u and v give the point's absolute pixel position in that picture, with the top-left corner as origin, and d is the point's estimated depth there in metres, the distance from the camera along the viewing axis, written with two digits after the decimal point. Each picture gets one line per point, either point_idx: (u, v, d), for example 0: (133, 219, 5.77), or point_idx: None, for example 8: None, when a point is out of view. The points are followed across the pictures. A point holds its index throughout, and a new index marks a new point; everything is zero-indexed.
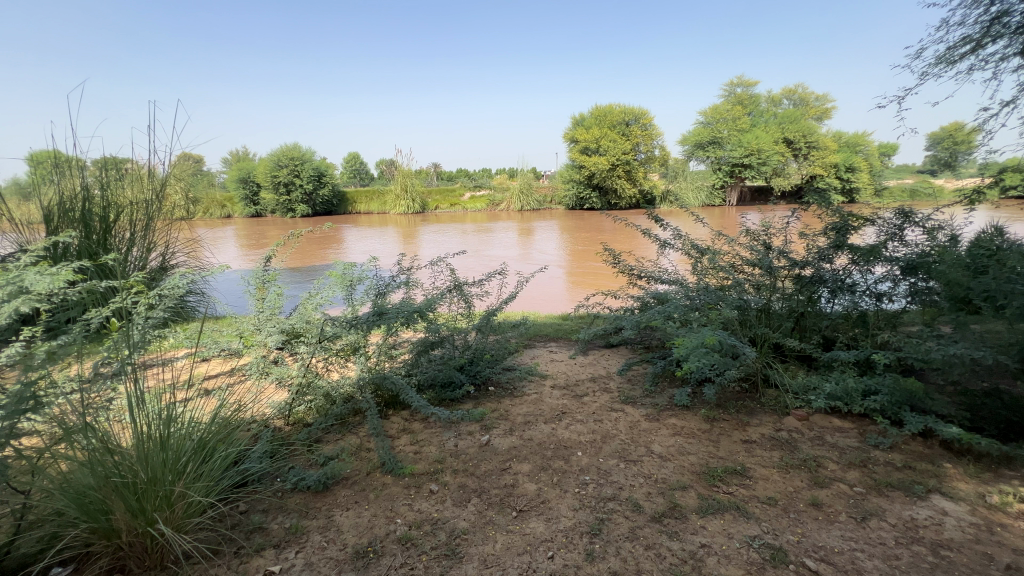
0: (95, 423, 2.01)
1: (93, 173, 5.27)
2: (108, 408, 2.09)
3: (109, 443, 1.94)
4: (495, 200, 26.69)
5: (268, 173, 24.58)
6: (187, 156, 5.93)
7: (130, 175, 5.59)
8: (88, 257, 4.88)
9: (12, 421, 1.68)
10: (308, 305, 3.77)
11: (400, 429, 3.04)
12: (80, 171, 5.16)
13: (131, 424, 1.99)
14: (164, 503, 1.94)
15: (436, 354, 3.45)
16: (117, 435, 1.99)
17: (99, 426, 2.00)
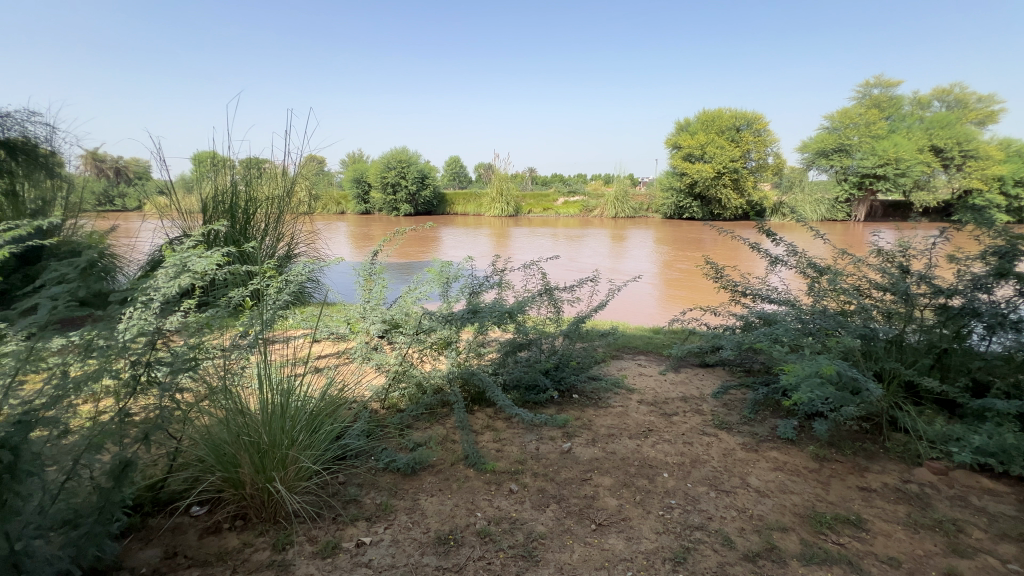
0: (231, 387, 2.32)
1: (240, 171, 6.16)
2: (241, 375, 2.39)
3: (241, 406, 2.23)
4: (590, 207, 26.43)
5: (378, 174, 26.70)
6: (313, 157, 6.69)
7: (268, 174, 6.42)
8: (232, 243, 5.69)
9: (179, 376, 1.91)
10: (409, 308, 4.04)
11: (484, 425, 3.13)
12: (231, 170, 6.08)
13: (258, 391, 2.27)
14: (280, 465, 2.18)
15: (522, 356, 3.50)
16: (248, 400, 2.28)
17: (234, 390, 2.30)
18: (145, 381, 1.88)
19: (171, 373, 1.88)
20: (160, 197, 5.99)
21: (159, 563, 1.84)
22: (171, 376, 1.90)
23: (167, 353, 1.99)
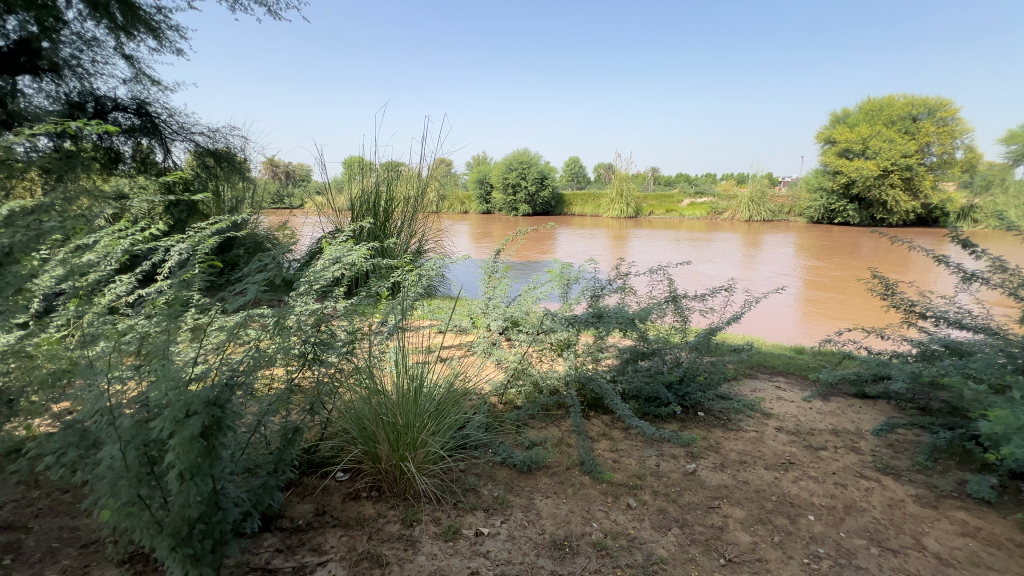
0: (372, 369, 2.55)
1: (383, 174, 6.83)
2: (380, 360, 2.62)
3: (380, 387, 2.44)
4: (718, 209, 24.48)
5: (501, 175, 27.81)
6: (444, 160, 7.15)
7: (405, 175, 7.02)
8: (374, 239, 6.34)
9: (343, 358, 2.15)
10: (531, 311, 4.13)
11: (600, 433, 3.05)
12: (375, 172, 6.77)
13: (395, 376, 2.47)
14: (411, 446, 2.35)
15: (643, 366, 3.35)
16: (386, 383, 2.50)
17: (375, 372, 2.53)
18: (312, 358, 2.08)
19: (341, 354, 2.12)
20: (319, 197, 6.91)
21: (312, 518, 2.10)
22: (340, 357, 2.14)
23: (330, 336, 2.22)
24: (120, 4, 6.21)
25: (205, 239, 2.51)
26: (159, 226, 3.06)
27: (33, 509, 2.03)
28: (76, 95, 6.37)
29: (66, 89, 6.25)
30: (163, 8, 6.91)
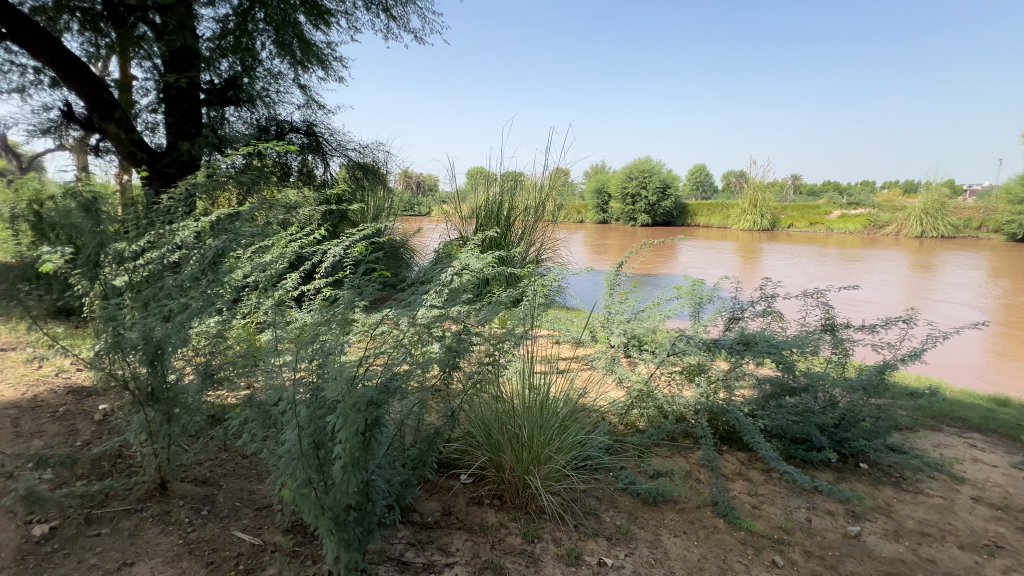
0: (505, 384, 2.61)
1: (501, 184, 7.04)
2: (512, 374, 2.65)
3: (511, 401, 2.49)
4: (878, 221, 21.05)
5: (620, 185, 27.28)
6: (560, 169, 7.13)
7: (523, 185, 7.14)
8: (496, 247, 6.56)
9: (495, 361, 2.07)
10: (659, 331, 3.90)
11: (735, 472, 2.75)
12: (493, 183, 7.02)
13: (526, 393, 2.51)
14: (536, 460, 2.35)
15: (789, 402, 2.98)
16: (516, 397, 2.54)
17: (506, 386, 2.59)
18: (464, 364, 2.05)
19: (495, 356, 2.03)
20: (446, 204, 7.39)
21: (440, 517, 2.19)
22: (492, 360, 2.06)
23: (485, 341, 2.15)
24: (299, 42, 7.30)
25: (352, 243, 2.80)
26: (321, 230, 3.54)
27: (223, 469, 2.42)
28: (264, 120, 7.68)
29: (257, 115, 7.61)
30: (331, 43, 8.01)
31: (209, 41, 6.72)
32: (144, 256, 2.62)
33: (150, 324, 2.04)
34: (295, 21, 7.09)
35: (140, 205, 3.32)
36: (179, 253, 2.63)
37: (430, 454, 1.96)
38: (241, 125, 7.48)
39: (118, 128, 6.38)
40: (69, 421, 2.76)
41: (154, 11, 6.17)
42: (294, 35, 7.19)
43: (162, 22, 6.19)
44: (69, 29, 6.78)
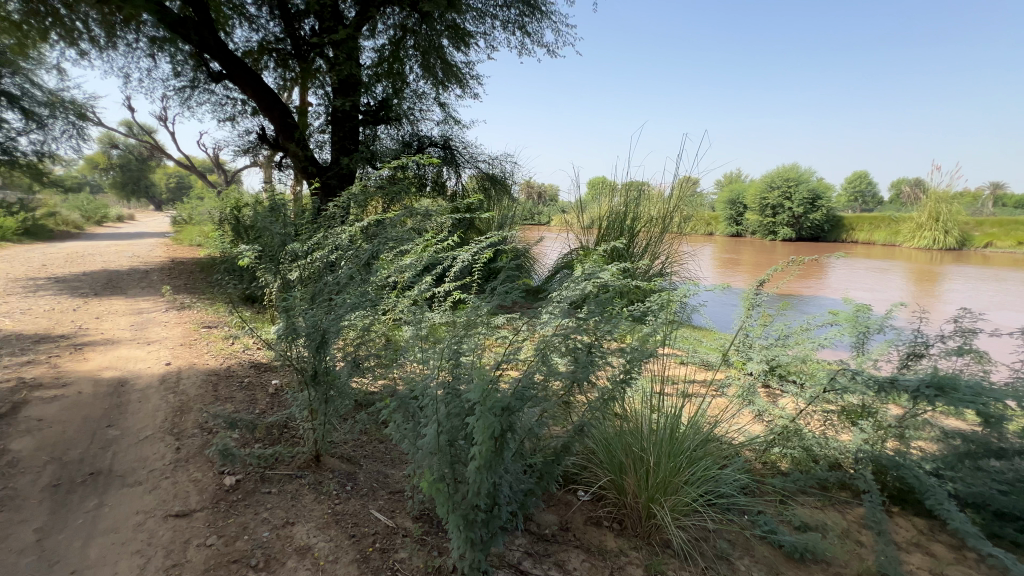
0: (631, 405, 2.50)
1: (621, 195, 6.77)
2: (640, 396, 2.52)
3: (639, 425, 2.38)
4: None
5: (758, 195, 24.85)
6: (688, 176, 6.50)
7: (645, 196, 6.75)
8: (619, 258, 6.35)
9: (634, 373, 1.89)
10: (811, 362, 3.37)
11: (911, 542, 2.26)
12: (613, 193, 6.81)
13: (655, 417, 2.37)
14: (662, 489, 2.20)
15: (993, 466, 2.38)
16: (644, 421, 2.41)
17: (633, 409, 2.48)
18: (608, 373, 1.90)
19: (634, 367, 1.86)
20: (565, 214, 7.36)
21: (557, 531, 2.16)
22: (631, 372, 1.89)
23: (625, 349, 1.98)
24: (442, 64, 7.97)
25: (481, 249, 2.90)
26: (451, 235, 3.72)
27: (364, 451, 2.69)
28: (408, 136, 8.50)
29: (403, 132, 8.43)
30: (470, 63, 8.58)
31: (369, 69, 7.73)
32: (312, 257, 3.04)
33: (317, 317, 2.33)
34: (440, 46, 7.77)
35: (309, 212, 3.84)
36: (337, 254, 2.99)
37: (555, 467, 1.93)
38: (390, 141, 8.35)
39: (298, 147, 7.58)
40: (251, 390, 3.31)
41: (329, 47, 7.23)
42: (438, 58, 7.87)
43: (334, 55, 7.20)
44: (268, 67, 8.25)
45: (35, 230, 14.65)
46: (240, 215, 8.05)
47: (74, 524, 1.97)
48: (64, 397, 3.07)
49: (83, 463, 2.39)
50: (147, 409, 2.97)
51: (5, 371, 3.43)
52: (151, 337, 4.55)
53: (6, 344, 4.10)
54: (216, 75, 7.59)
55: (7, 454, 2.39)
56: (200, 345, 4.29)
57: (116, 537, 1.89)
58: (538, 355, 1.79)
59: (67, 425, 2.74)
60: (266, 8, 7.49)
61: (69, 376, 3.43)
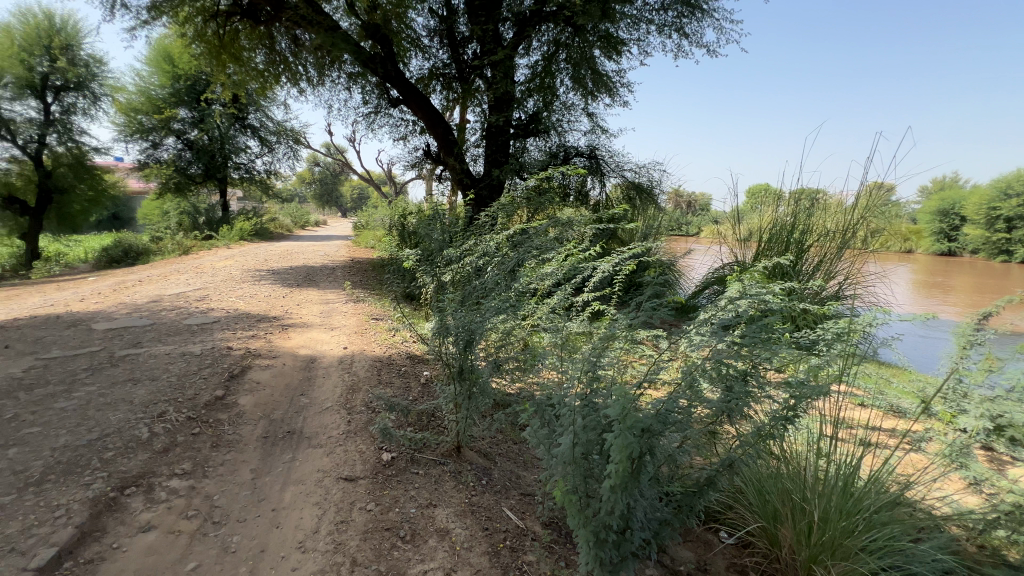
0: (795, 451, 2.17)
1: (787, 204, 5.94)
2: (806, 440, 2.19)
3: (803, 474, 2.08)
4: None
5: (984, 205, 19.67)
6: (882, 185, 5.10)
7: (821, 206, 5.71)
8: (781, 276, 5.58)
9: (795, 410, 1.64)
10: None
11: None
12: (777, 202, 6.02)
13: (824, 467, 2.04)
14: (829, 550, 1.88)
15: None
16: (809, 470, 2.08)
17: (796, 455, 2.16)
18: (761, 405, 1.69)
19: (797, 402, 1.61)
20: (716, 225, 6.65)
21: (694, 570, 2.01)
22: (790, 408, 1.64)
23: (787, 380, 1.72)
24: (592, 75, 8.00)
25: (623, 260, 2.80)
26: (592, 244, 3.68)
27: (498, 449, 2.82)
28: (555, 147, 8.70)
29: (550, 143, 8.68)
30: (621, 71, 8.47)
31: (522, 84, 8.07)
32: (463, 262, 3.29)
33: (465, 319, 2.51)
34: (591, 57, 7.82)
35: (462, 220, 4.17)
36: (484, 260, 3.19)
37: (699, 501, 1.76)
38: (537, 152, 8.64)
39: (456, 161, 8.34)
40: (407, 378, 3.72)
41: (488, 68, 7.81)
42: (589, 69, 7.93)
43: (492, 75, 7.74)
44: (436, 91, 9.22)
45: (262, 231, 18.63)
46: (406, 222, 9.14)
47: (275, 470, 2.43)
48: (273, 367, 3.83)
49: (283, 422, 2.94)
50: (329, 384, 3.55)
51: (239, 342, 4.41)
52: (334, 324, 5.43)
53: (240, 320, 5.27)
54: (395, 101, 8.74)
55: (236, 407, 3.06)
56: (369, 334, 4.97)
57: (303, 488, 2.28)
58: (683, 378, 1.66)
59: (275, 390, 3.40)
60: (438, 38, 8.40)
61: (278, 350, 4.27)
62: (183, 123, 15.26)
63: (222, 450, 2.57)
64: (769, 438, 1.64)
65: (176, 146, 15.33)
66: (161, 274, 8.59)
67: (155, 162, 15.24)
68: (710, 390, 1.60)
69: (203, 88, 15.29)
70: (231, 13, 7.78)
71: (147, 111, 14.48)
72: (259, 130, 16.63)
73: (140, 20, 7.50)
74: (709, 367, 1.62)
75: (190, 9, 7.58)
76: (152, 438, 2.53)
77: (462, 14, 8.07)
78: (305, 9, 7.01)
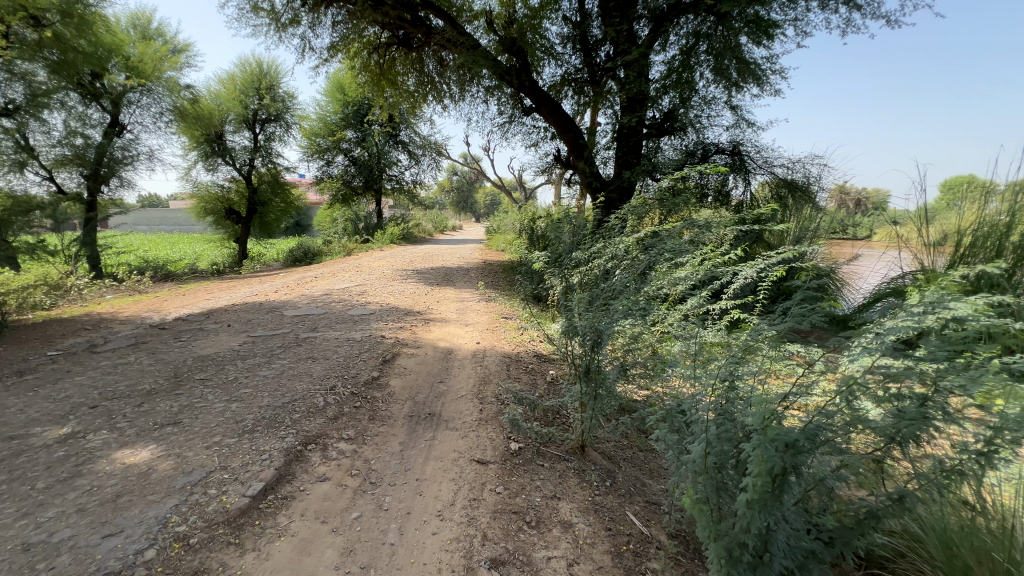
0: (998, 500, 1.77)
1: (1003, 198, 4.60)
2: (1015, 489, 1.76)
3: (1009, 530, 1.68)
4: None
5: None
6: None
7: None
8: (986, 288, 4.49)
9: (999, 449, 1.34)
10: None
11: None
12: (988, 197, 4.68)
13: None
14: None
15: None
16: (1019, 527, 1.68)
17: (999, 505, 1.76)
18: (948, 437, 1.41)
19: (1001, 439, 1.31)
20: (893, 228, 5.30)
21: None
22: (991, 445, 1.34)
23: (988, 411, 1.41)
24: (738, 64, 7.37)
25: (770, 266, 2.54)
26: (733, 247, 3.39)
27: (623, 453, 2.78)
28: (692, 144, 8.21)
29: (687, 141, 8.21)
30: (772, 57, 7.67)
31: (657, 81, 7.73)
32: (591, 265, 3.32)
33: (593, 319, 2.53)
34: (737, 44, 7.21)
35: (591, 223, 4.20)
36: (613, 263, 3.17)
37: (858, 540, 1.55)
38: (672, 151, 8.23)
39: (586, 164, 8.38)
40: (533, 375, 3.88)
41: (621, 69, 7.69)
42: (733, 58, 7.32)
43: (625, 75, 7.61)
44: (567, 96, 9.37)
45: (408, 235, 20.82)
46: (535, 226, 9.45)
47: (419, 445, 2.73)
48: (418, 355, 4.30)
49: (425, 404, 3.29)
50: (464, 374, 3.87)
51: (390, 332, 5.03)
52: (468, 321, 5.86)
53: (391, 313, 6.00)
54: (528, 109, 9.10)
55: (388, 387, 3.51)
56: (499, 332, 5.28)
57: (441, 464, 2.53)
58: (840, 396, 1.47)
59: (419, 375, 3.82)
60: (571, 44, 8.52)
61: (421, 341, 4.77)
62: (350, 143, 17.79)
63: (377, 422, 2.98)
64: (954, 475, 1.37)
65: (344, 163, 17.93)
66: (331, 271, 10.16)
67: (328, 177, 18.02)
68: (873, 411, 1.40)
69: (366, 111, 17.65)
70: (390, 44, 8.89)
71: (324, 135, 17.21)
72: (409, 145, 18.63)
73: (323, 59, 8.98)
74: (872, 384, 1.41)
75: (359, 44, 8.85)
76: (326, 406, 3.04)
77: (596, 17, 8.08)
78: (451, 32, 7.69)
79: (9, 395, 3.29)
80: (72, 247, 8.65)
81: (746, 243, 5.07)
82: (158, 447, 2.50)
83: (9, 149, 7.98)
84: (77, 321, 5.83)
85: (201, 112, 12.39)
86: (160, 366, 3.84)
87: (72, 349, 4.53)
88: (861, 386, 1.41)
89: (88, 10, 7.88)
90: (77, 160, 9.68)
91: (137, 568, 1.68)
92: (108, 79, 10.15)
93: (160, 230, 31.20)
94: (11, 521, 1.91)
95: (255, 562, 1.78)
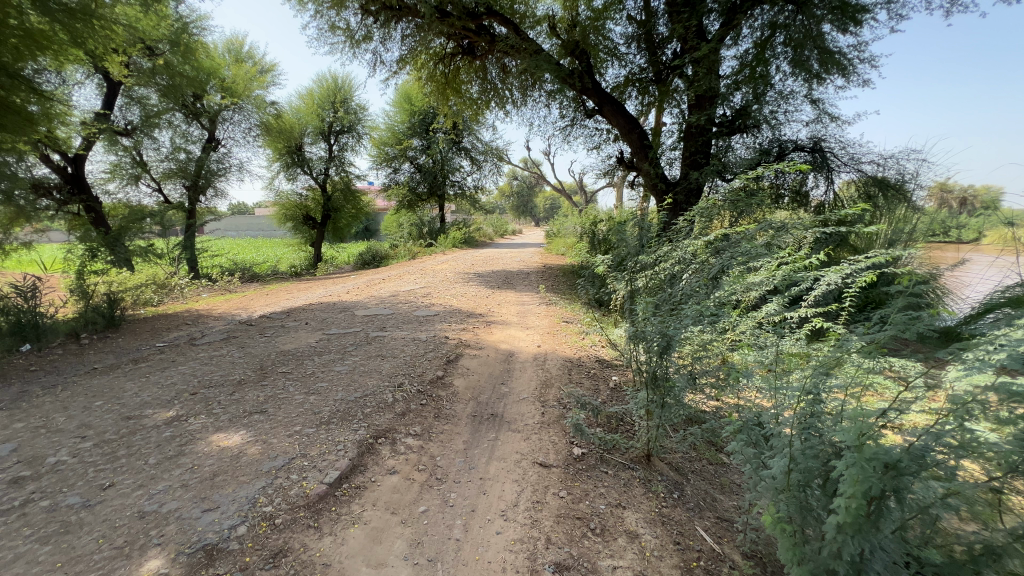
0: None
1: None
2: None
3: None
4: None
5: None
6: None
7: None
8: None
9: None
10: None
11: None
12: None
13: None
14: None
15: None
16: None
17: None
18: None
19: None
20: (1005, 229, 4.00)
21: None
22: None
23: None
24: (819, 55, 6.85)
25: (858, 271, 2.31)
26: (814, 250, 3.13)
27: (691, 465, 2.67)
28: (766, 142, 7.73)
29: (761, 139, 7.75)
30: (860, 44, 7.05)
31: (728, 77, 7.35)
32: (656, 269, 3.22)
33: (660, 325, 2.44)
34: (819, 33, 6.71)
35: (657, 225, 4.07)
36: (680, 267, 3.05)
37: None
38: (744, 150, 7.81)
39: (650, 166, 8.14)
40: (595, 380, 3.82)
41: (689, 66, 7.40)
42: (814, 49, 6.81)
43: (693, 72, 7.31)
44: (631, 96, 9.17)
45: (469, 239, 21.29)
46: (596, 229, 9.32)
47: (482, 445, 2.78)
48: (480, 357, 4.38)
49: (488, 405, 3.34)
50: (526, 377, 3.90)
51: (453, 333, 5.17)
52: (529, 324, 5.90)
53: (454, 315, 6.16)
54: (590, 112, 9.01)
55: (451, 386, 3.60)
56: (560, 336, 5.25)
57: (504, 464, 2.56)
58: (951, 416, 1.31)
59: (481, 376, 3.89)
60: (636, 43, 8.34)
61: (483, 343, 4.85)
62: (416, 150, 18.49)
63: (442, 420, 3.06)
64: None
65: (410, 170, 18.67)
66: (397, 274, 10.59)
67: (396, 183, 18.88)
68: (990, 433, 1.24)
69: (431, 120, 18.26)
70: (455, 53, 9.17)
71: (392, 144, 18.02)
72: (471, 151, 19.07)
73: (392, 72, 9.43)
74: (991, 404, 1.25)
75: (426, 56, 9.21)
76: (395, 402, 3.17)
77: (662, 15, 7.86)
78: (514, 38, 7.79)
79: (126, 380, 3.74)
80: (176, 250, 9.68)
81: (829, 247, 4.70)
82: (247, 433, 2.73)
83: (127, 164, 9.69)
84: (179, 316, 6.51)
85: (284, 126, 13.43)
86: (248, 359, 4.19)
87: (176, 341, 5.06)
88: (979, 405, 1.25)
89: (192, 38, 8.82)
90: (181, 172, 10.94)
91: (231, 542, 1.84)
92: (207, 99, 11.22)
93: (246, 236, 34.06)
94: (129, 491, 2.17)
95: (332, 545, 1.89)
